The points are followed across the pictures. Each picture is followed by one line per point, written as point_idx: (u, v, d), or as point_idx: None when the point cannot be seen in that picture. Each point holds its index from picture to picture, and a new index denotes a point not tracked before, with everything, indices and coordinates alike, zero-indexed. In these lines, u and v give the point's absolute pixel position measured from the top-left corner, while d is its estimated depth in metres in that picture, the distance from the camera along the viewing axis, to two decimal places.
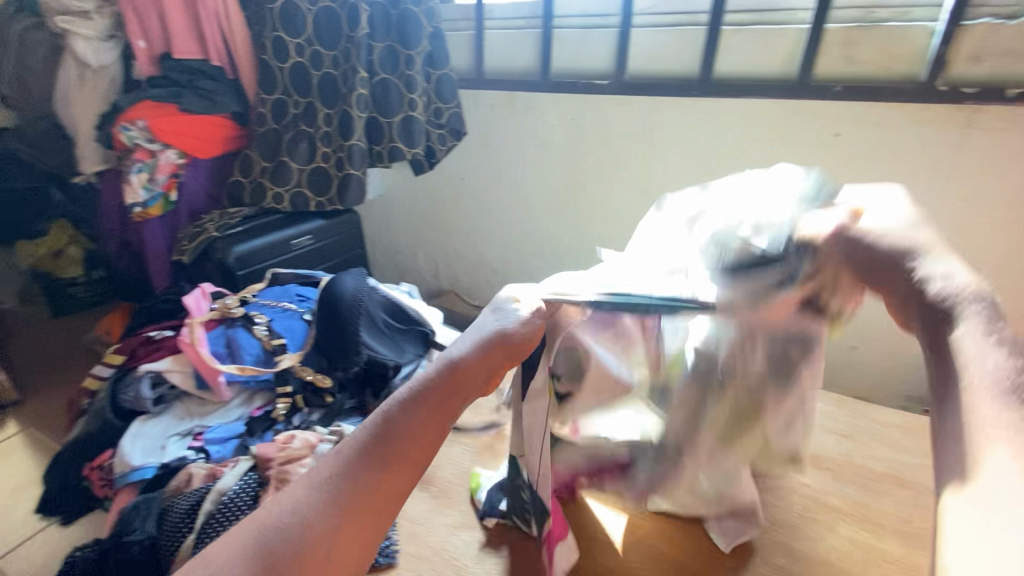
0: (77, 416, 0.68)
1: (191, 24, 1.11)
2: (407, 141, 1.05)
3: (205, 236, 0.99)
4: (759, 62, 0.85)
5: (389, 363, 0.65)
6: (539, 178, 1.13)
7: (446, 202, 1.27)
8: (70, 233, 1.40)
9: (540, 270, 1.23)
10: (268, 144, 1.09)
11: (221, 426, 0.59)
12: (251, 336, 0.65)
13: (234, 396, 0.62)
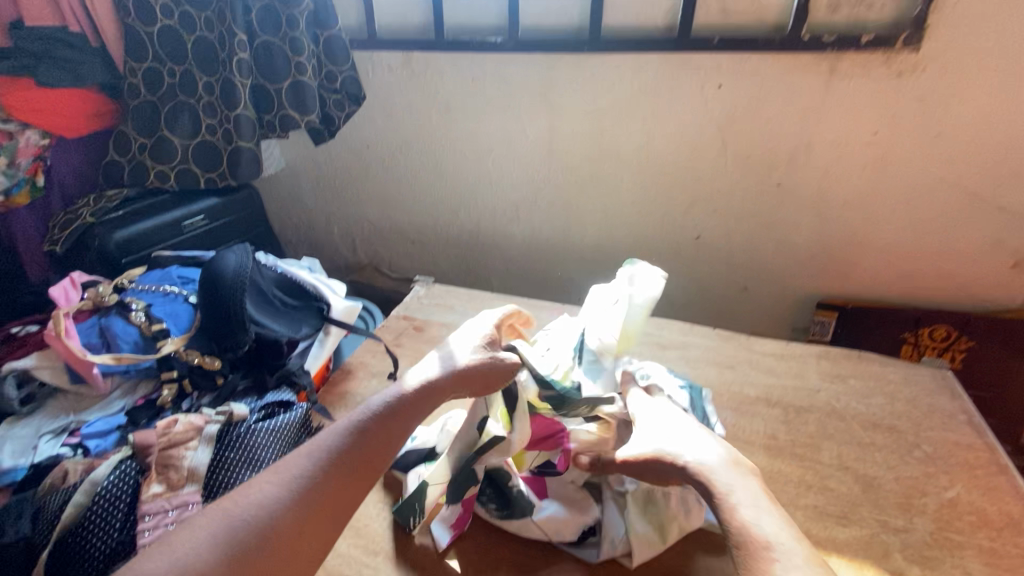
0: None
1: None
2: (299, 109, 0.99)
3: (80, 223, 0.91)
4: (643, 16, 0.87)
5: (282, 338, 0.64)
6: (447, 143, 1.12)
7: (356, 172, 1.23)
8: None
9: (458, 235, 1.23)
10: (143, 118, 1.00)
11: (101, 420, 0.56)
12: (127, 324, 0.61)
13: (113, 388, 0.59)
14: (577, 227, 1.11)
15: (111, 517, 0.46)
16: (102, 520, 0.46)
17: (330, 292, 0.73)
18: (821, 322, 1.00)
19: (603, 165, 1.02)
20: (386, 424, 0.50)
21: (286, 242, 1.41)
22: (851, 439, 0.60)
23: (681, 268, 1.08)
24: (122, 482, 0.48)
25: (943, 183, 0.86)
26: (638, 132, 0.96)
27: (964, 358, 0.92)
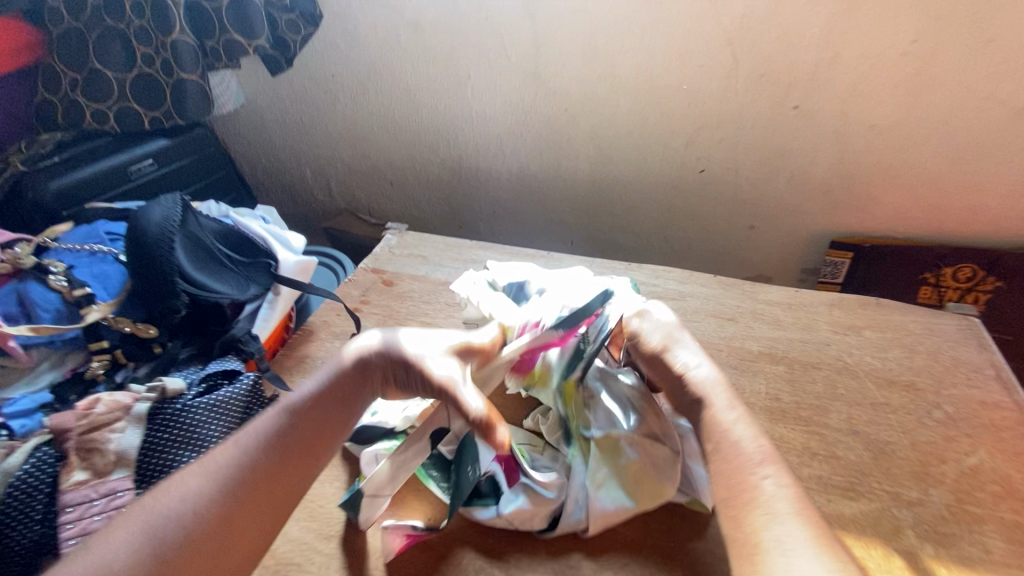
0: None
1: None
2: (244, 33, 0.87)
3: (9, 173, 0.82)
4: None
5: (224, 300, 0.58)
6: (420, 69, 0.99)
7: (323, 106, 1.11)
8: None
9: (439, 176, 1.13)
10: (71, 49, 0.88)
11: (25, 397, 0.51)
12: (45, 289, 0.54)
13: (39, 360, 0.53)
14: (566, 163, 1.01)
15: (33, 491, 0.46)
16: (22, 494, 0.46)
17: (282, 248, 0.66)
18: (833, 262, 0.92)
19: (594, 91, 0.91)
20: (322, 408, 0.50)
21: (258, 188, 1.31)
22: (863, 399, 0.54)
23: (682, 207, 0.98)
24: (41, 455, 0.47)
25: (985, 99, 0.74)
26: (635, 49, 0.84)
27: (986, 299, 0.86)
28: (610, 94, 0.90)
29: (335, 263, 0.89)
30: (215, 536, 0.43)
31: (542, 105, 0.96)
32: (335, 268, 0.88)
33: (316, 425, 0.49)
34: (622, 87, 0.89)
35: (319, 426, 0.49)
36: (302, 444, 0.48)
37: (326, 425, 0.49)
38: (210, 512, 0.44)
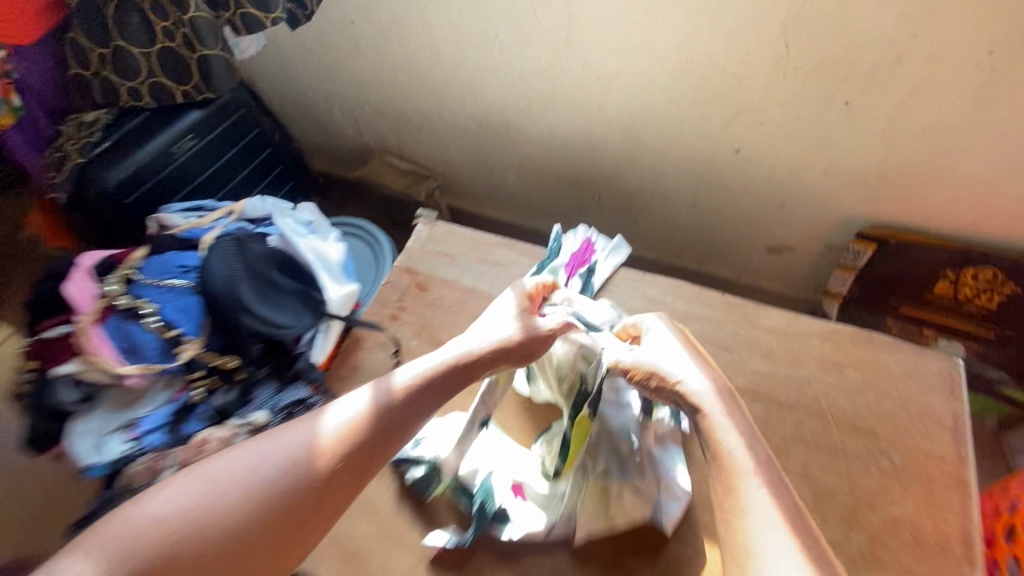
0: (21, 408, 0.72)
1: None
2: (260, 5, 0.83)
3: (72, 165, 0.89)
4: None
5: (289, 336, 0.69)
6: (444, 24, 0.92)
7: (344, 50, 1.06)
8: None
9: (467, 128, 1.11)
10: (92, 23, 0.87)
11: (153, 414, 0.65)
12: (144, 331, 0.66)
13: (151, 384, 0.67)
14: (596, 131, 0.97)
15: None
16: None
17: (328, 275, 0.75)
18: (855, 251, 0.92)
19: (629, 64, 0.84)
20: (401, 400, 0.53)
21: (289, 119, 1.31)
22: (821, 442, 0.63)
23: (712, 180, 0.96)
24: None
25: None
26: (676, 27, 0.76)
27: (1003, 300, 0.86)
28: (647, 69, 0.84)
29: (374, 236, 0.94)
30: (274, 510, 0.46)
31: (573, 72, 0.90)
32: (376, 241, 0.94)
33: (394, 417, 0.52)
34: (659, 64, 0.82)
35: (393, 419, 0.52)
36: (364, 457, 0.50)
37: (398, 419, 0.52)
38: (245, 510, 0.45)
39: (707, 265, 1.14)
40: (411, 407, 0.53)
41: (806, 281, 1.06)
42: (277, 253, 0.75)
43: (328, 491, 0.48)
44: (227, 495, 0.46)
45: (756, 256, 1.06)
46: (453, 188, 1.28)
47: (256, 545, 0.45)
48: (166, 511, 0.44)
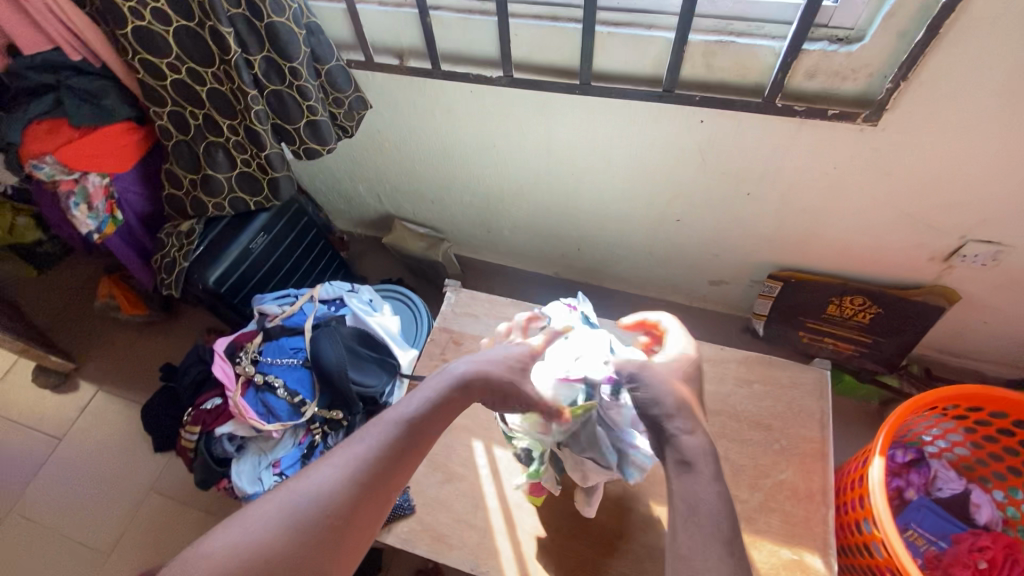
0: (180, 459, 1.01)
1: (32, 26, 0.95)
2: (318, 140, 1.09)
3: (179, 267, 1.17)
4: (630, 63, 0.91)
5: (378, 394, 0.98)
6: (453, 138, 1.20)
7: (370, 150, 1.33)
8: (12, 206, 1.41)
9: (470, 201, 1.39)
10: (186, 157, 1.12)
11: (288, 455, 0.95)
12: (277, 398, 0.96)
13: (284, 434, 0.96)
14: (573, 207, 1.27)
15: None
16: None
17: (395, 345, 1.05)
18: (769, 287, 1.24)
19: (594, 168, 1.14)
20: (410, 429, 0.61)
21: (317, 192, 1.57)
22: (737, 436, 0.95)
23: (663, 239, 1.26)
24: None
25: (887, 204, 0.99)
26: (627, 147, 1.06)
27: (872, 316, 1.19)
28: (608, 172, 1.14)
29: (412, 300, 1.23)
30: (311, 536, 0.51)
31: (554, 171, 1.19)
32: (414, 306, 1.22)
33: (410, 446, 0.61)
34: (618, 169, 1.12)
35: (407, 446, 0.60)
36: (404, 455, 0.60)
37: (411, 448, 0.61)
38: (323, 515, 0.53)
39: (666, 293, 1.45)
40: (420, 436, 0.62)
41: (740, 303, 1.38)
42: (358, 330, 1.04)
43: (359, 516, 0.54)
44: (304, 510, 0.52)
45: (702, 287, 1.38)
46: (459, 242, 1.57)
47: (302, 568, 0.49)
48: (215, 549, 0.47)
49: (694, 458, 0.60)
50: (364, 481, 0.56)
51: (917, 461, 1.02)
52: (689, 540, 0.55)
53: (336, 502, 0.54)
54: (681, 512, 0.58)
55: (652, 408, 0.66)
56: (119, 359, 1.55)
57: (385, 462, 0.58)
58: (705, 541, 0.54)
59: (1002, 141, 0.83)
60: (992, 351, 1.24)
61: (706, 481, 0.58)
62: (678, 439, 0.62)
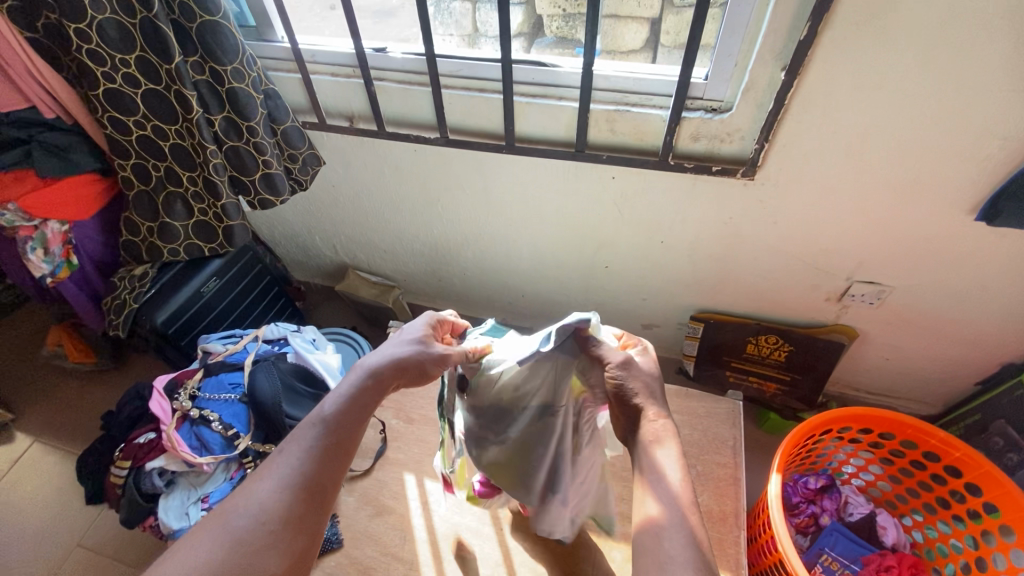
0: (109, 497, 1.01)
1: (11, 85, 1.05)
2: (272, 191, 1.19)
3: (128, 309, 1.21)
4: (547, 127, 1.05)
5: None
6: (400, 192, 1.32)
7: (325, 203, 1.43)
8: None
9: (420, 251, 1.48)
10: (145, 206, 1.19)
11: (218, 490, 0.97)
12: (211, 431, 0.99)
13: (215, 468, 0.98)
14: (513, 256, 1.38)
15: None
16: None
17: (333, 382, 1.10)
18: (693, 328, 1.34)
19: (528, 219, 1.26)
20: (335, 428, 0.63)
21: (276, 244, 1.65)
22: None
23: (595, 284, 1.37)
24: None
25: (780, 249, 1.12)
26: (553, 200, 1.18)
27: (786, 355, 1.29)
28: (540, 222, 1.25)
29: (358, 342, 1.28)
30: (257, 549, 0.54)
31: (492, 221, 1.30)
32: (359, 347, 1.28)
33: (342, 445, 0.62)
34: (548, 219, 1.24)
35: (337, 442, 0.62)
36: (336, 453, 0.62)
37: (345, 444, 0.63)
38: (260, 530, 0.55)
39: None
40: (346, 428, 0.64)
41: (672, 345, 1.48)
42: (298, 367, 1.10)
43: (304, 519, 0.57)
44: (244, 527, 0.55)
45: (636, 330, 1.47)
46: (412, 290, 1.65)
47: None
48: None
49: (659, 440, 0.62)
50: (300, 487, 0.58)
51: (829, 486, 1.08)
52: (660, 525, 0.55)
53: (276, 514, 0.56)
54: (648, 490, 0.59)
55: (626, 395, 0.65)
56: (60, 408, 1.53)
57: (318, 465, 0.60)
58: (668, 518, 0.56)
59: (859, 193, 0.97)
60: (898, 386, 1.34)
61: (667, 456, 0.60)
62: (646, 425, 0.63)
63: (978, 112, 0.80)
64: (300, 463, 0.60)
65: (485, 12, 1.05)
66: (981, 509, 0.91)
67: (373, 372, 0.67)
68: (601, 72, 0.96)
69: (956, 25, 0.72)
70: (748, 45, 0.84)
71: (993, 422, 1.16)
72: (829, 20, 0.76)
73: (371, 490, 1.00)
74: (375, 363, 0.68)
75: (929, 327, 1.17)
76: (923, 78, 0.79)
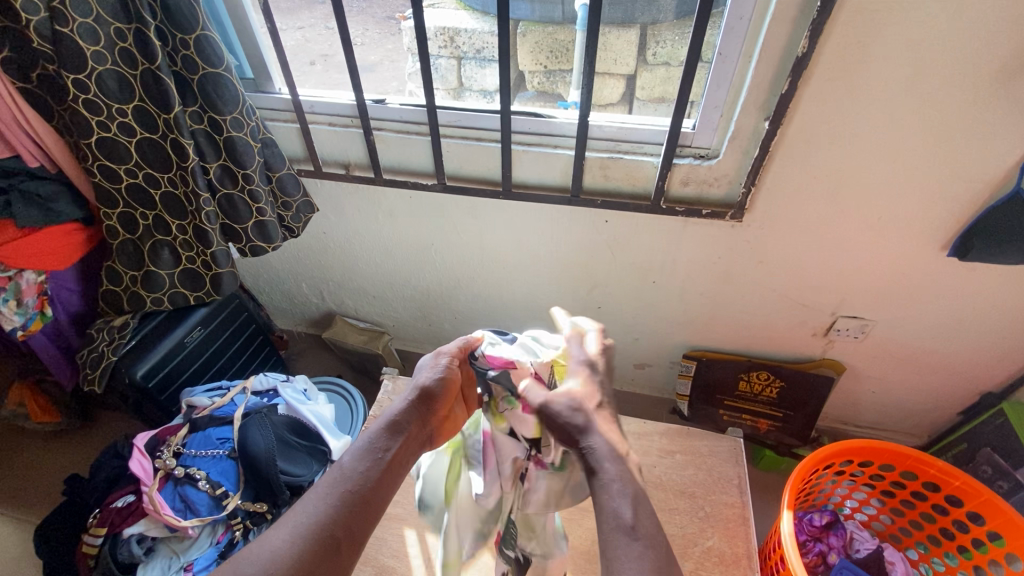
0: (79, 569, 0.93)
1: None
2: (264, 238, 1.18)
3: (106, 362, 1.15)
4: (542, 174, 1.09)
5: (305, 482, 0.98)
6: (392, 237, 1.32)
7: (314, 249, 1.42)
8: None
9: (410, 296, 1.47)
10: (129, 254, 1.14)
11: (201, 556, 0.90)
12: (198, 490, 0.94)
13: (200, 532, 0.92)
14: (505, 299, 1.38)
15: None
16: None
17: (327, 432, 1.06)
18: (686, 366, 1.35)
19: (522, 262, 1.27)
20: (357, 478, 0.62)
21: (260, 291, 1.62)
22: (664, 506, 0.99)
23: None
24: None
25: (768, 287, 1.16)
26: (549, 243, 1.21)
27: (778, 391, 1.31)
28: (534, 264, 1.27)
29: (349, 390, 1.24)
30: None
31: (486, 264, 1.31)
32: (352, 395, 1.24)
33: (356, 493, 0.61)
34: (542, 261, 1.25)
35: (359, 493, 0.61)
36: (357, 504, 0.60)
37: (362, 494, 0.61)
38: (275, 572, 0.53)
39: None
40: (368, 483, 0.62)
41: (665, 385, 1.48)
42: (290, 419, 1.06)
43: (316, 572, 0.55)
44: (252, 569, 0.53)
45: (629, 371, 1.48)
46: (400, 335, 1.62)
47: None
48: None
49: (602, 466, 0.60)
50: (311, 537, 0.56)
51: (834, 523, 1.07)
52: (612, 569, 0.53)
53: (285, 561, 0.54)
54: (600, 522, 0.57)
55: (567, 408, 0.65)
56: (16, 475, 1.40)
57: (334, 516, 0.59)
58: (612, 535, 0.55)
59: (841, 232, 1.03)
60: (885, 418, 1.38)
61: (610, 473, 0.60)
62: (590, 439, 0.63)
63: (944, 157, 0.88)
64: (315, 511, 0.58)
65: (470, 68, 1.15)
66: (986, 538, 0.94)
67: (389, 420, 0.68)
68: (595, 121, 1.01)
69: (920, 80, 0.81)
70: (732, 97, 0.91)
71: (979, 451, 1.19)
72: (807, 75, 0.83)
73: (371, 553, 0.93)
74: (397, 409, 0.69)
75: (911, 359, 1.22)
76: (893, 128, 0.87)
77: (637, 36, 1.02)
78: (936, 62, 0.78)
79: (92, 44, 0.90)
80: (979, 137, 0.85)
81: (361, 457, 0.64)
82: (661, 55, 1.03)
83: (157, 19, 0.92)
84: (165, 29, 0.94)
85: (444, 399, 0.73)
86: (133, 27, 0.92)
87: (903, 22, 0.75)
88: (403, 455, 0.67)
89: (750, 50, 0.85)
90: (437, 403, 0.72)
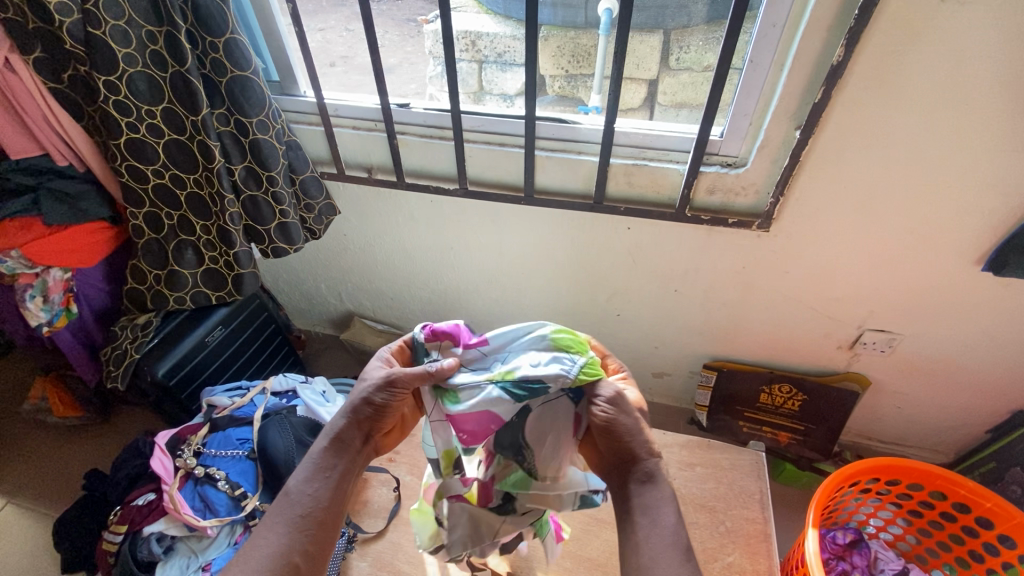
0: (99, 565, 0.94)
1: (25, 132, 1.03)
2: (287, 240, 1.19)
3: (129, 360, 1.16)
4: (565, 180, 1.08)
5: None
6: (411, 239, 1.32)
7: (334, 251, 1.42)
8: None
9: (427, 298, 1.47)
10: (154, 254, 1.15)
11: (220, 556, 0.91)
12: (217, 490, 0.94)
13: (219, 532, 0.93)
14: (523, 304, 1.37)
15: None
16: None
17: None
18: (706, 376, 1.33)
19: (542, 267, 1.26)
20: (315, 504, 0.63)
21: (280, 291, 1.63)
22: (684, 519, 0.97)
23: (606, 333, 1.36)
24: None
25: (793, 298, 1.14)
26: (569, 249, 1.20)
27: (800, 404, 1.28)
28: (553, 270, 1.26)
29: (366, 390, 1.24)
30: None
31: (505, 269, 1.30)
32: None
33: (310, 517, 0.62)
34: (562, 267, 1.24)
35: (318, 517, 0.63)
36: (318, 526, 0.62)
37: (316, 516, 0.63)
38: None
39: None
40: (326, 507, 0.64)
41: (683, 395, 1.46)
42: (308, 420, 1.06)
43: None
44: None
45: (647, 379, 1.46)
46: None
47: None
48: None
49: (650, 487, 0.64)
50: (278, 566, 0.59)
51: (858, 541, 1.05)
52: (653, 549, 0.59)
53: None
54: (644, 527, 0.61)
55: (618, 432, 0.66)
56: (40, 469, 1.43)
57: (297, 540, 0.61)
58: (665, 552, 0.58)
59: (871, 243, 1.00)
60: (911, 435, 1.34)
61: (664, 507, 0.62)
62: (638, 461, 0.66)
63: (982, 169, 0.86)
64: (276, 540, 0.60)
65: (492, 72, 1.15)
66: (1017, 562, 0.91)
67: (332, 435, 0.68)
68: (620, 128, 1.00)
69: (962, 90, 0.78)
70: (762, 105, 0.90)
71: (1010, 471, 1.16)
72: (843, 83, 0.81)
73: (390, 561, 0.92)
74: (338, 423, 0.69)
75: (940, 375, 1.19)
76: (929, 139, 0.84)
77: (661, 41, 1.01)
78: (977, 70, 0.76)
79: (124, 46, 0.91)
80: (1020, 149, 0.82)
81: (306, 480, 0.65)
82: (686, 60, 1.02)
83: (187, 22, 0.93)
84: (195, 32, 0.95)
85: (386, 416, 0.69)
86: (163, 30, 0.94)
87: (942, 31, 0.73)
88: (353, 471, 0.67)
89: (781, 58, 0.84)
90: (383, 420, 0.70)
